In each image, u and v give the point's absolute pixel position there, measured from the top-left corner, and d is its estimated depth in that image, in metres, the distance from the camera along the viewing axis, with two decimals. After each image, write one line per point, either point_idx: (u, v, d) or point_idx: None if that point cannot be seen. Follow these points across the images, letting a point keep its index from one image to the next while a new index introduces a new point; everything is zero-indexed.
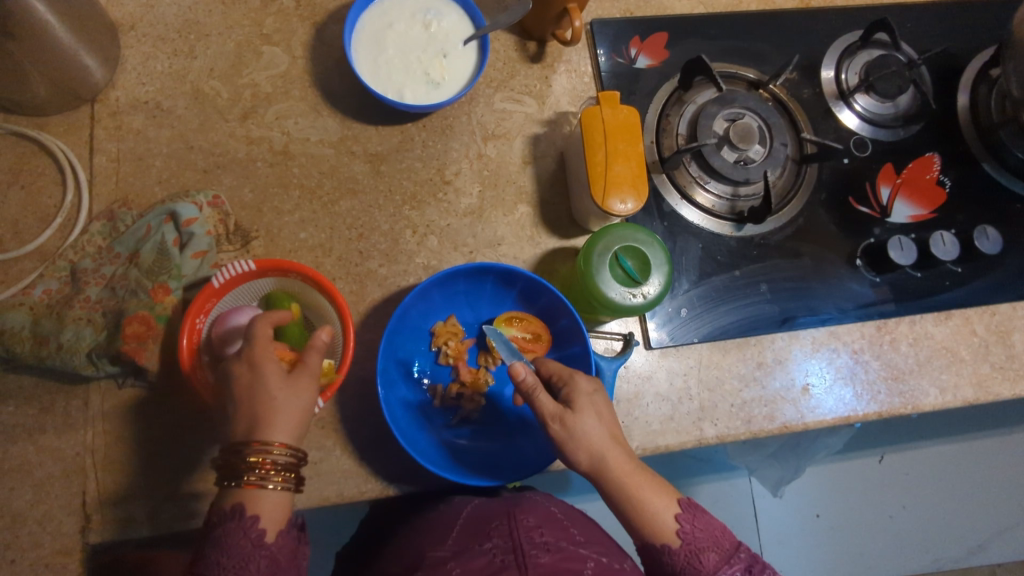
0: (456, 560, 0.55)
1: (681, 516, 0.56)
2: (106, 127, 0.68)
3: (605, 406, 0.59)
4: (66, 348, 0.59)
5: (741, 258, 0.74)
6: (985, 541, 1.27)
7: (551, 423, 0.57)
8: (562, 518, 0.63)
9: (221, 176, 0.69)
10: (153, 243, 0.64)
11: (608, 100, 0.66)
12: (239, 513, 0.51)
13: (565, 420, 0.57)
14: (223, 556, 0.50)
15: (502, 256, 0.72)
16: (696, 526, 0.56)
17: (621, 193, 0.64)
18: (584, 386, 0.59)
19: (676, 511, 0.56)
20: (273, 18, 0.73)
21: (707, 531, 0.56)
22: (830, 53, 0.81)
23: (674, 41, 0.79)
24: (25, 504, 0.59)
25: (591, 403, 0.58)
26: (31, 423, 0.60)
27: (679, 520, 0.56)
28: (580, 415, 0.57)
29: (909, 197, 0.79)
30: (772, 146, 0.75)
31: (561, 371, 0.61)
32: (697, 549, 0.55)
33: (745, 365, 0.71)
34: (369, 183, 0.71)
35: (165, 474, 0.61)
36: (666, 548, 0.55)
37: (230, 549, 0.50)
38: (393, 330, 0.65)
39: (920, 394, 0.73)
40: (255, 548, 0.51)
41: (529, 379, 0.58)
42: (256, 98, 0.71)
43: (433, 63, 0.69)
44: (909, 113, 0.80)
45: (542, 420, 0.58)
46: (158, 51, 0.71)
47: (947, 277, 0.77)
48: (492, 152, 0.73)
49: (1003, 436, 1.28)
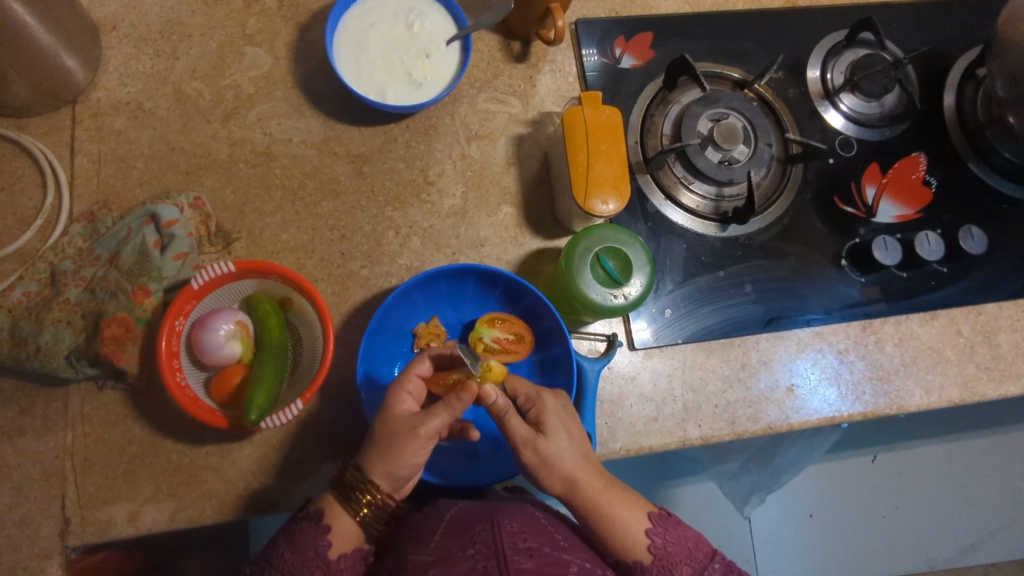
0: (439, 565, 0.55)
1: (652, 530, 0.58)
2: (88, 128, 0.68)
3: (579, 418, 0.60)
4: (45, 350, 0.59)
5: (725, 259, 0.74)
6: (978, 541, 1.27)
7: (523, 448, 0.58)
8: (546, 523, 0.63)
9: (203, 177, 0.69)
10: (133, 244, 0.64)
11: (589, 101, 0.66)
12: (320, 520, 0.55)
13: (537, 446, 0.57)
14: (287, 551, 0.54)
15: (485, 257, 0.71)
16: (668, 540, 0.58)
17: (604, 194, 0.64)
18: (551, 404, 0.59)
19: (647, 526, 0.58)
20: (257, 18, 0.73)
21: (680, 545, 0.58)
22: (816, 52, 0.81)
23: (660, 41, 0.79)
24: (5, 506, 0.59)
25: (562, 423, 0.58)
26: (10, 425, 0.60)
27: (649, 535, 0.58)
28: (554, 439, 0.57)
29: (895, 197, 0.78)
30: (757, 146, 0.75)
31: (529, 391, 0.60)
32: (669, 563, 0.57)
33: (729, 366, 0.71)
34: (352, 184, 0.71)
35: (145, 476, 0.61)
36: (639, 563, 0.57)
37: (297, 546, 0.54)
38: (374, 330, 0.65)
39: (906, 394, 0.72)
40: (317, 557, 0.54)
41: (500, 402, 0.57)
42: (238, 99, 0.71)
43: (416, 63, 0.69)
44: (894, 113, 0.80)
45: (515, 445, 0.58)
46: (140, 52, 0.71)
47: (933, 277, 0.76)
48: (476, 153, 0.73)
49: (997, 435, 1.28)
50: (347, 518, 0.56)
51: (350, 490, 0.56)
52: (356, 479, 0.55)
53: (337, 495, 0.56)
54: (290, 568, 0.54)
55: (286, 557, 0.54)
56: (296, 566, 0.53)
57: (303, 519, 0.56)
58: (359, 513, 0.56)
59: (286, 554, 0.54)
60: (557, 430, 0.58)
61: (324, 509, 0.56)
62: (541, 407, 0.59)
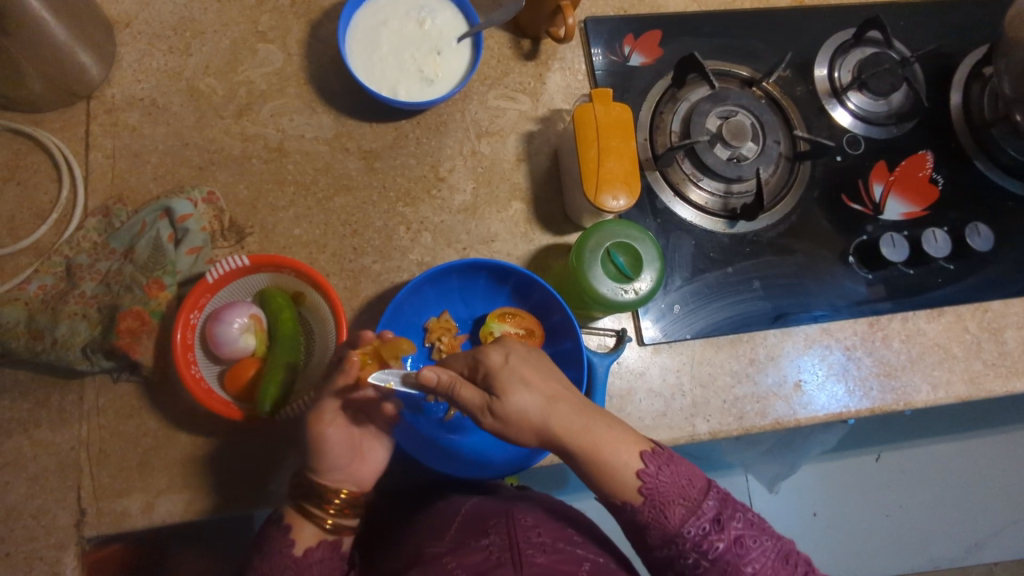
0: (452, 556, 0.56)
1: (644, 470, 0.54)
2: (102, 124, 0.69)
3: None
4: (61, 343, 0.60)
5: (734, 255, 0.74)
6: (981, 539, 1.28)
7: (484, 415, 0.51)
8: (560, 519, 0.64)
9: (216, 173, 0.69)
10: (148, 238, 0.65)
11: (599, 98, 0.67)
12: (281, 522, 0.58)
13: (494, 411, 0.51)
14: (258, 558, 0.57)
15: (496, 252, 0.72)
16: (661, 479, 0.54)
17: (614, 190, 0.65)
18: (494, 360, 0.52)
19: (639, 466, 0.54)
20: (269, 16, 0.74)
21: (673, 482, 0.55)
22: (824, 51, 0.82)
23: (668, 40, 0.79)
24: (20, 497, 0.59)
25: (514, 374, 0.51)
26: (26, 417, 0.61)
27: (641, 475, 0.54)
28: (510, 397, 0.50)
29: (901, 195, 0.79)
30: (765, 143, 0.75)
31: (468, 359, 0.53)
32: (661, 503, 0.54)
33: (737, 362, 0.72)
34: (363, 180, 0.71)
35: (158, 468, 0.61)
36: (630, 504, 0.55)
37: (265, 551, 0.57)
38: (387, 324, 0.65)
39: (912, 390, 0.73)
40: (282, 555, 0.56)
41: (444, 378, 0.50)
42: (251, 95, 0.72)
43: (427, 60, 0.69)
44: (902, 111, 0.80)
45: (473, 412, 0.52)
46: (154, 48, 0.71)
47: (940, 274, 0.77)
48: (486, 149, 0.74)
49: (1000, 434, 1.28)
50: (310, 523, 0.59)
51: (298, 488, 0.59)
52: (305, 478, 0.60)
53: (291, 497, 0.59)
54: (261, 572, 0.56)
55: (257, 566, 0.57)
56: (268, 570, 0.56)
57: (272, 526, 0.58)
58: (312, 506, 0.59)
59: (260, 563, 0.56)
60: (508, 388, 0.51)
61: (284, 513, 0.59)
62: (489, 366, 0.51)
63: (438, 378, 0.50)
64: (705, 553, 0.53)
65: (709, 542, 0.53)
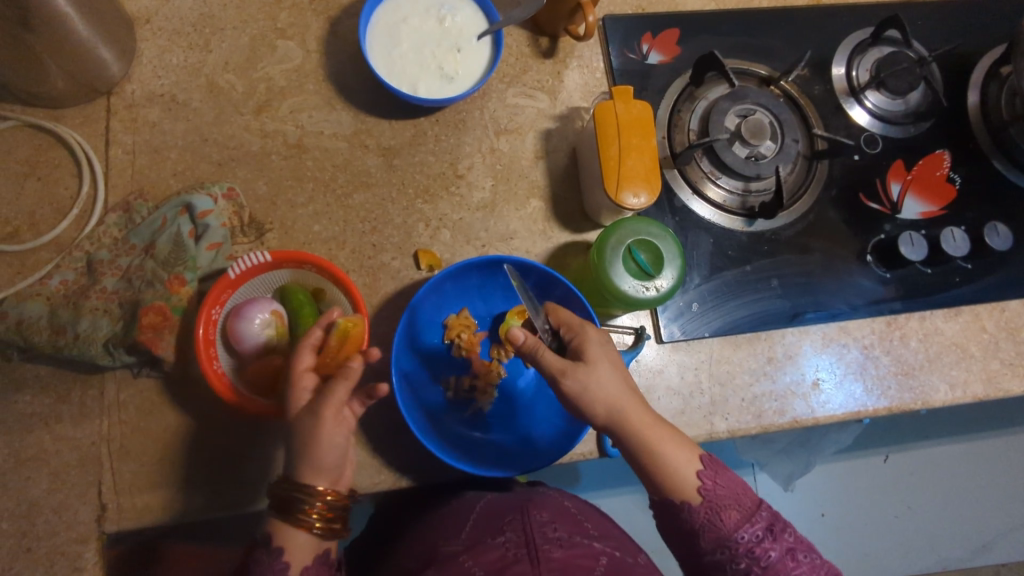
0: (469, 552, 0.56)
1: (702, 472, 0.56)
2: (122, 120, 0.69)
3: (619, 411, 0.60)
4: (83, 338, 0.60)
5: (752, 254, 0.74)
6: (990, 541, 1.28)
7: (562, 378, 0.57)
8: (575, 511, 0.64)
9: (235, 169, 0.69)
10: (169, 234, 0.65)
11: (620, 95, 0.67)
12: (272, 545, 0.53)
13: (576, 372, 0.57)
14: None
15: (514, 250, 0.72)
16: (718, 483, 0.56)
17: (634, 187, 0.65)
18: (594, 336, 0.60)
19: (698, 467, 0.56)
20: (288, 12, 0.74)
21: (729, 488, 0.56)
22: (841, 50, 0.81)
23: (686, 38, 0.79)
24: (42, 492, 0.59)
25: (604, 353, 0.58)
26: (48, 412, 0.61)
27: (698, 476, 0.56)
28: (594, 366, 0.57)
29: (919, 194, 0.79)
30: (784, 142, 0.75)
31: (571, 322, 0.61)
32: (717, 505, 0.55)
33: (755, 360, 0.72)
34: (382, 176, 0.71)
35: (179, 464, 0.61)
36: (687, 505, 0.55)
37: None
38: (408, 321, 0.66)
39: (930, 389, 0.73)
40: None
41: (530, 339, 0.57)
42: (270, 91, 0.72)
43: (447, 57, 0.69)
44: (919, 111, 0.80)
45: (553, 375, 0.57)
46: (174, 45, 0.71)
47: (958, 274, 0.77)
48: (505, 147, 0.74)
49: (1009, 435, 1.28)
50: (300, 533, 0.54)
51: (285, 504, 0.54)
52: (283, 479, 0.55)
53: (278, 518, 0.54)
54: None
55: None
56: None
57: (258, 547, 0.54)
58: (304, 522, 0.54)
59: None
60: (597, 358, 0.58)
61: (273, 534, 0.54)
62: (581, 337, 0.59)
63: (524, 337, 0.57)
64: (757, 559, 0.53)
65: (761, 549, 0.53)
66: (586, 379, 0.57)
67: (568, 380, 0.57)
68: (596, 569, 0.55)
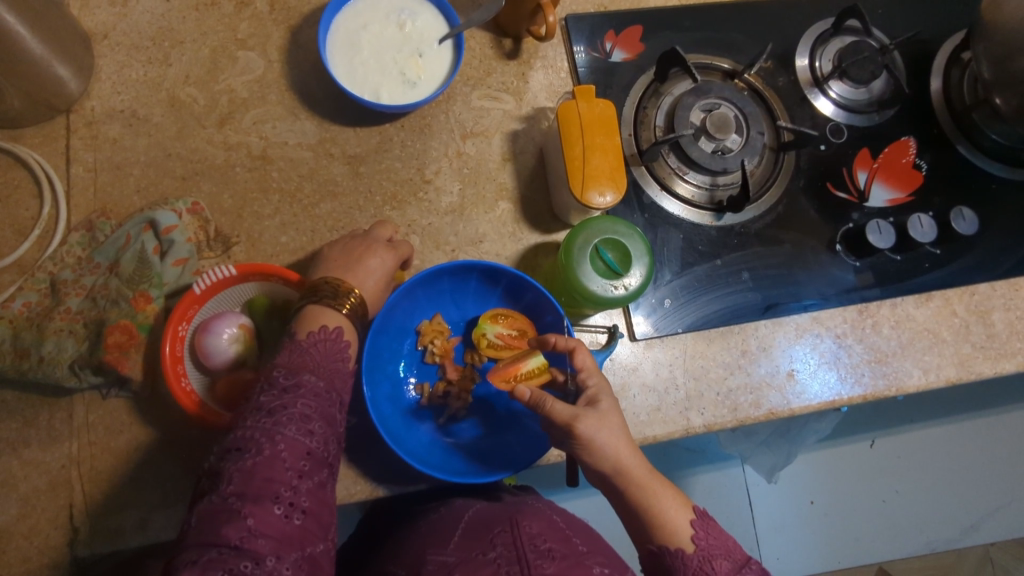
0: (460, 568, 0.55)
1: (695, 522, 0.58)
2: (82, 137, 0.68)
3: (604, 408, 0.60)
4: (48, 360, 0.59)
5: (722, 247, 0.75)
6: (978, 521, 1.28)
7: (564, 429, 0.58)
8: (564, 527, 0.63)
9: (199, 183, 0.69)
10: (133, 251, 0.64)
11: (582, 95, 0.67)
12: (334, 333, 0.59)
13: (579, 423, 0.58)
14: (322, 363, 0.57)
15: (484, 253, 0.72)
16: (710, 534, 0.57)
17: (600, 186, 0.65)
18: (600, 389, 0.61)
19: (691, 517, 0.58)
20: (248, 23, 0.73)
21: (720, 540, 0.57)
22: (804, 41, 0.82)
23: (649, 35, 0.79)
24: (12, 518, 0.59)
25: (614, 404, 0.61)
26: (14, 436, 0.60)
27: (692, 525, 0.58)
28: (598, 416, 0.59)
29: (886, 181, 0.79)
30: (749, 135, 0.75)
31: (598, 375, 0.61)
32: (709, 554, 0.56)
33: (730, 353, 0.72)
34: (349, 185, 0.71)
35: (152, 484, 0.61)
36: (681, 551, 0.56)
37: (326, 357, 0.57)
38: (377, 328, 0.66)
39: (904, 375, 0.73)
40: (338, 357, 0.59)
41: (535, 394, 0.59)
42: (233, 103, 0.71)
43: (408, 62, 0.69)
44: (883, 98, 0.81)
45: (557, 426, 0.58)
46: (133, 60, 0.71)
47: (927, 259, 0.77)
48: (472, 150, 0.74)
49: (991, 415, 1.29)
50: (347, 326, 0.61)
51: (342, 298, 0.61)
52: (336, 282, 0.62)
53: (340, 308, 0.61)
54: (325, 372, 0.57)
55: (314, 365, 0.56)
56: (333, 372, 0.57)
57: (316, 335, 0.58)
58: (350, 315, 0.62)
59: (320, 362, 0.57)
60: (611, 411, 0.60)
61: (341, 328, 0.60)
62: (598, 387, 0.61)
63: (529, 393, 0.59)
64: None
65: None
66: (599, 426, 0.58)
67: (581, 425, 0.58)
68: None
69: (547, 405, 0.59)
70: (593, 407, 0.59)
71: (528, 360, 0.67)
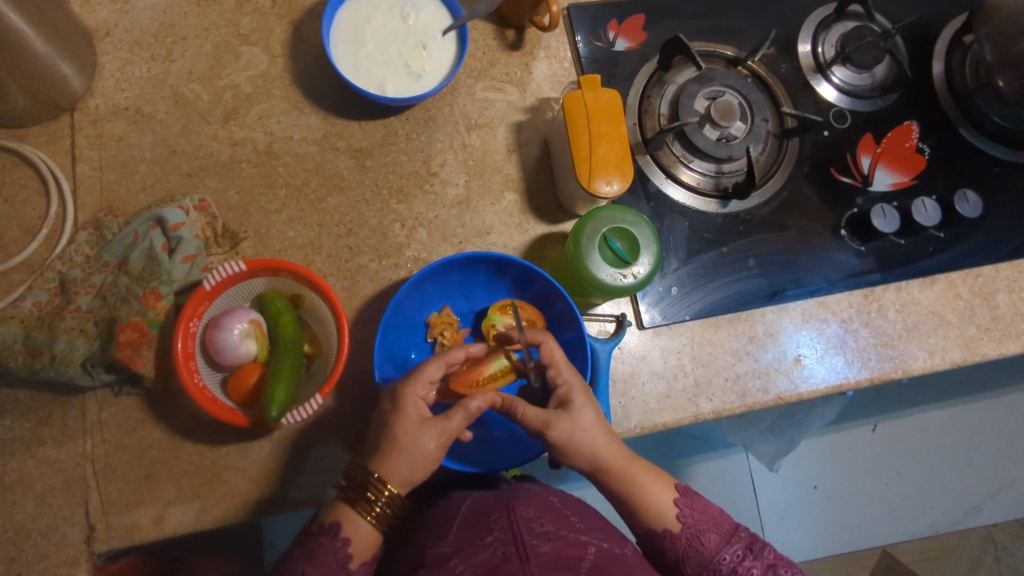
0: (459, 556, 0.56)
1: (680, 500, 0.60)
2: (87, 135, 0.68)
3: (585, 404, 0.59)
4: (60, 358, 0.59)
5: (728, 234, 0.75)
6: (980, 502, 1.30)
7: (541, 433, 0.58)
8: (561, 507, 0.63)
9: (206, 179, 0.69)
10: (141, 249, 0.64)
11: (588, 84, 0.66)
12: (335, 532, 0.55)
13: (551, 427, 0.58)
14: (309, 568, 0.53)
15: (491, 245, 0.72)
16: (696, 511, 0.60)
17: (607, 175, 0.65)
18: (577, 384, 0.60)
19: (674, 495, 0.60)
20: (250, 18, 0.73)
21: (706, 513, 0.60)
22: (806, 27, 0.82)
23: (652, 23, 0.79)
24: (28, 516, 0.59)
25: (586, 401, 0.60)
26: (28, 436, 0.60)
27: (676, 504, 0.60)
28: (572, 417, 0.59)
29: (889, 165, 0.80)
30: (753, 122, 0.76)
31: (570, 381, 0.60)
32: (697, 530, 0.58)
33: (737, 340, 0.72)
34: (355, 178, 0.71)
35: (167, 479, 0.61)
36: (669, 532, 0.59)
37: (317, 562, 0.54)
38: (389, 320, 0.66)
39: (909, 358, 0.74)
40: (338, 556, 0.55)
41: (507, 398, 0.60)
42: (237, 99, 0.71)
43: (413, 54, 0.69)
44: (885, 83, 0.81)
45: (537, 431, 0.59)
46: (136, 56, 0.70)
47: (930, 243, 0.78)
48: (477, 142, 0.74)
49: (992, 397, 1.30)
50: (360, 520, 0.56)
51: (358, 494, 0.56)
52: (364, 475, 0.57)
53: (348, 501, 0.56)
54: None
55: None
56: None
57: (313, 535, 0.56)
58: (370, 512, 0.56)
59: (308, 573, 0.54)
60: (586, 407, 0.59)
61: (339, 522, 0.56)
62: (569, 385, 0.60)
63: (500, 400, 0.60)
64: None
65: (743, 568, 0.57)
66: (572, 427, 0.58)
67: (553, 431, 0.58)
68: (584, 558, 0.55)
69: (518, 412, 0.59)
70: (565, 409, 0.59)
71: (491, 363, 0.67)
